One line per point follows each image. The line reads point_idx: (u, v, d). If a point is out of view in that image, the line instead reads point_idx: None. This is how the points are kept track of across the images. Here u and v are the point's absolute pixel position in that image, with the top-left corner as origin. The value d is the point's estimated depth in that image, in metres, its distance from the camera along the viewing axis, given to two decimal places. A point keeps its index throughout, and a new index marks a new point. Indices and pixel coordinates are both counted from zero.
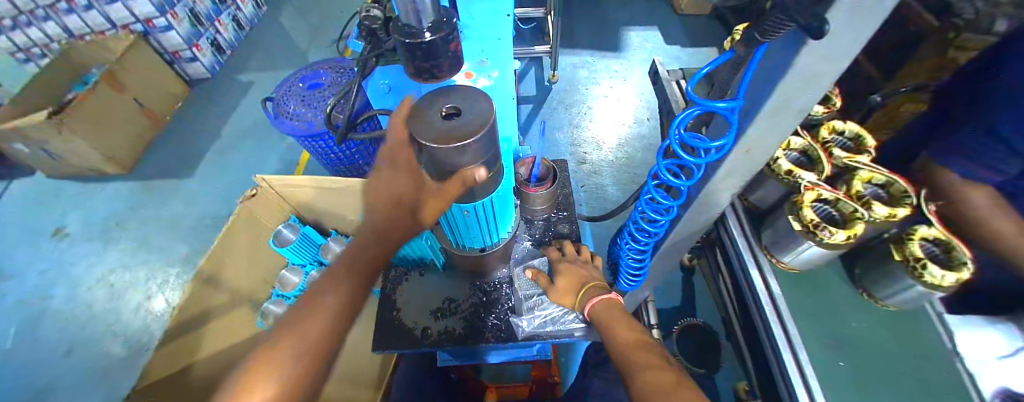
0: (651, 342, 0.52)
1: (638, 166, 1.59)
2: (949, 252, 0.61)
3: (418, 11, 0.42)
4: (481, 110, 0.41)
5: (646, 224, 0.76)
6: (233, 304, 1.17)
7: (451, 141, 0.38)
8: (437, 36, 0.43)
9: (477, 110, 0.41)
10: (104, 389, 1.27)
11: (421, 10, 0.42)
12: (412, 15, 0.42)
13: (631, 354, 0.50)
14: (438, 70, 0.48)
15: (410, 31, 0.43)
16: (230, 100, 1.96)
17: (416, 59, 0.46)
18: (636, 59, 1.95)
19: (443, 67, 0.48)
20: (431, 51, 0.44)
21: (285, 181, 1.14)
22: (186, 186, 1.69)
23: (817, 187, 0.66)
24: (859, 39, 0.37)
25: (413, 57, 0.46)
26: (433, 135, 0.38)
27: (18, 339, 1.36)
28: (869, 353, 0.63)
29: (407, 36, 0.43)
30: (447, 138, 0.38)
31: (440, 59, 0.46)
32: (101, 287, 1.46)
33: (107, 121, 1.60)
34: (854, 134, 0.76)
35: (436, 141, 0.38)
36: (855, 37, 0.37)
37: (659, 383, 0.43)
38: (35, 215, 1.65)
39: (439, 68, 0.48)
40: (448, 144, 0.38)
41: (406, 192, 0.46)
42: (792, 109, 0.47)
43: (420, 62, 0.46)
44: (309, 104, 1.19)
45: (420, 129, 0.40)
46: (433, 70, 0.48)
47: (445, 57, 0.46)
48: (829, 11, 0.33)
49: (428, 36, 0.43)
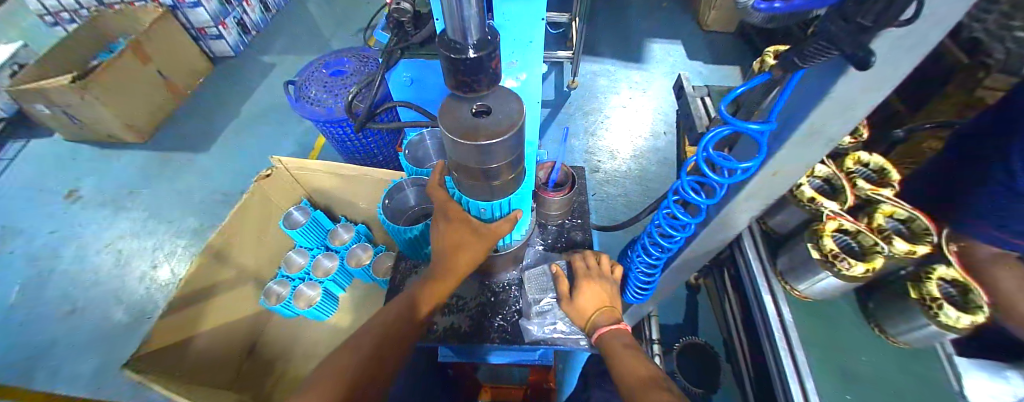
0: (660, 380, 0.51)
1: (652, 179, 1.58)
2: (966, 294, 0.60)
3: (465, 25, 0.38)
4: (512, 109, 0.42)
5: (661, 238, 0.75)
6: (238, 281, 1.18)
7: (473, 137, 0.39)
8: (481, 53, 0.39)
9: (507, 110, 0.42)
10: (102, 353, 1.28)
11: (469, 25, 0.38)
12: (458, 29, 0.38)
13: (638, 391, 0.50)
14: (472, 89, 0.42)
15: (455, 46, 0.39)
16: (251, 80, 1.99)
17: (454, 72, 0.40)
18: (658, 71, 1.94)
19: (481, 85, 0.42)
20: (473, 67, 0.39)
21: (301, 164, 1.15)
22: (202, 161, 1.72)
23: (839, 217, 0.65)
24: (899, 69, 0.37)
25: (451, 72, 0.41)
26: (459, 128, 0.40)
27: (25, 295, 1.39)
28: (877, 390, 0.62)
29: (450, 50, 0.39)
30: (470, 133, 0.39)
31: (480, 76, 0.40)
32: (109, 252, 1.48)
33: (129, 90, 1.63)
34: (879, 167, 0.75)
35: (460, 134, 0.39)
36: (899, 67, 0.36)
37: None
38: (50, 176, 1.68)
39: (476, 86, 0.42)
40: (469, 140, 0.39)
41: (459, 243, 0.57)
42: (823, 136, 0.46)
43: (457, 76, 0.41)
44: (330, 90, 1.20)
45: (448, 120, 0.41)
46: (468, 86, 0.42)
47: (486, 74, 0.41)
48: (876, 40, 0.33)
49: (472, 52, 0.38)
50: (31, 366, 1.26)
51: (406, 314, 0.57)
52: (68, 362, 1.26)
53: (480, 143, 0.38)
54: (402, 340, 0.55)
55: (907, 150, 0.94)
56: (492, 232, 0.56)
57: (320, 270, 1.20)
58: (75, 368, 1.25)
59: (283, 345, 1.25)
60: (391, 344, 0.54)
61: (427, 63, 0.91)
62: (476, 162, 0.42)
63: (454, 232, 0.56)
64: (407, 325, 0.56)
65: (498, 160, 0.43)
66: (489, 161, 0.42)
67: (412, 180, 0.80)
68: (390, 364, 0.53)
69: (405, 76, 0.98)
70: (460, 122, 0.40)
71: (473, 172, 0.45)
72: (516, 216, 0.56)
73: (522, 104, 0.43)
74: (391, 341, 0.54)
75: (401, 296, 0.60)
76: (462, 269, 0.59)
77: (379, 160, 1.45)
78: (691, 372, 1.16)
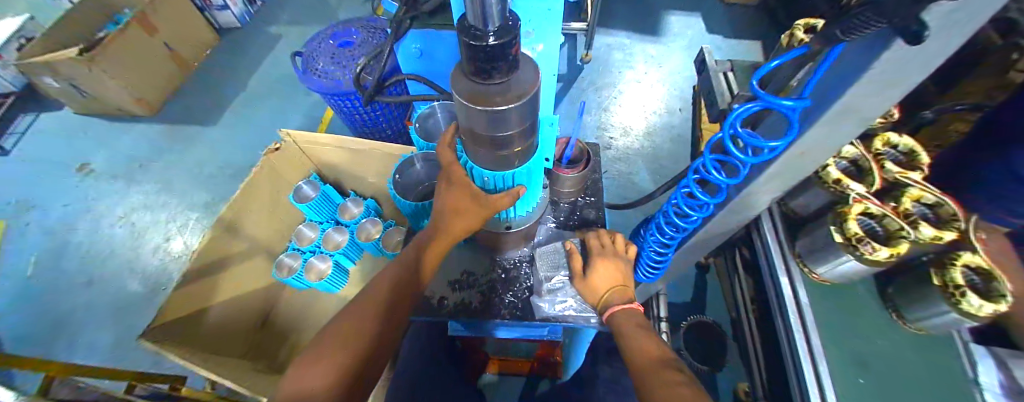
0: (671, 359, 0.51)
1: (665, 158, 1.54)
2: (990, 281, 0.57)
3: (486, 10, 0.32)
4: (526, 78, 0.40)
5: (678, 219, 0.73)
6: (251, 252, 1.19)
7: (486, 102, 0.37)
8: (503, 41, 0.33)
9: (521, 78, 0.40)
10: (121, 322, 1.33)
11: (490, 9, 0.32)
12: (478, 13, 0.33)
13: (649, 370, 0.50)
14: (490, 77, 0.37)
15: (473, 31, 0.34)
16: (257, 52, 1.95)
17: (472, 59, 0.36)
18: (676, 46, 1.86)
19: (500, 73, 0.37)
20: (492, 56, 0.34)
21: (310, 138, 1.13)
22: (210, 134, 1.71)
23: (865, 200, 0.62)
24: (947, 46, 0.33)
25: (468, 56, 0.36)
26: (469, 92, 0.38)
27: (46, 265, 1.43)
28: (893, 374, 0.61)
29: (468, 36, 0.34)
30: (481, 98, 0.38)
31: (499, 64, 0.36)
32: (122, 224, 1.51)
33: (135, 62, 1.62)
34: (909, 149, 0.72)
35: (471, 99, 0.38)
36: (949, 44, 0.33)
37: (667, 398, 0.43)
38: (63, 149, 1.69)
39: (494, 75, 0.37)
40: (481, 105, 0.37)
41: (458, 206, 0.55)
42: (859, 116, 0.43)
43: (476, 63, 0.36)
44: (338, 62, 1.17)
45: (460, 83, 0.40)
46: (485, 75, 0.37)
47: (506, 61, 0.36)
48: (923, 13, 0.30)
49: (493, 39, 0.33)
50: (55, 334, 1.31)
51: (404, 279, 0.55)
52: (88, 331, 1.31)
53: (496, 109, 0.37)
54: (403, 304, 0.54)
55: None
56: (493, 204, 0.53)
57: (330, 243, 1.19)
58: (97, 336, 1.30)
59: (297, 316, 1.29)
60: (391, 309, 0.52)
61: (440, 35, 0.87)
62: (487, 129, 0.41)
63: (454, 198, 0.55)
64: (403, 291, 0.54)
65: (511, 127, 0.41)
66: (501, 128, 0.41)
67: (423, 155, 0.77)
68: (394, 330, 0.52)
69: (414, 47, 0.94)
70: (471, 91, 0.38)
71: (484, 140, 0.44)
72: (520, 190, 0.53)
73: (539, 73, 0.41)
74: (392, 307, 0.52)
75: (391, 263, 0.58)
76: (458, 232, 0.58)
77: (387, 134, 1.42)
78: (698, 350, 1.17)
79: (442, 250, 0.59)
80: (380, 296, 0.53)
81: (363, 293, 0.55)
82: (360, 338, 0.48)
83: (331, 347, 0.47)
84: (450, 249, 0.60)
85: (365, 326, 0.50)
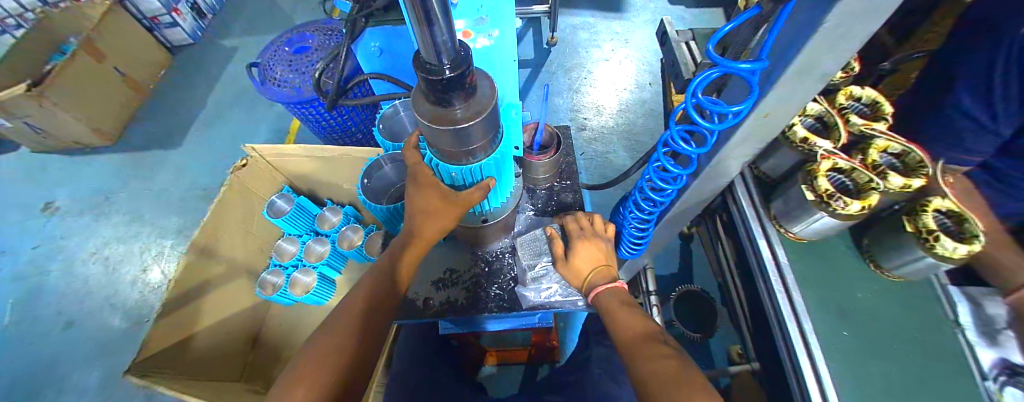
0: (659, 333, 0.51)
1: (639, 133, 1.55)
2: (961, 223, 0.59)
3: (437, 47, 0.32)
4: (484, 94, 0.41)
5: (653, 193, 0.74)
6: (231, 274, 1.16)
7: (449, 121, 0.39)
8: (459, 72, 0.34)
9: (479, 94, 0.40)
10: (108, 361, 1.28)
11: (442, 46, 0.31)
12: (429, 49, 0.32)
13: (637, 347, 0.49)
14: (450, 104, 0.38)
15: (428, 67, 0.34)
16: (215, 67, 1.86)
17: (430, 91, 0.36)
18: (640, 20, 1.84)
19: (458, 101, 0.38)
20: (450, 87, 0.35)
21: (276, 150, 1.08)
22: (176, 157, 1.64)
23: (833, 156, 0.63)
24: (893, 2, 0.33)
25: (426, 88, 0.36)
26: (427, 111, 0.39)
27: (18, 314, 1.36)
28: (873, 321, 0.63)
29: (423, 71, 0.34)
30: (442, 116, 0.39)
31: (456, 93, 0.36)
32: (95, 260, 1.44)
33: (90, 92, 1.52)
34: (871, 100, 0.73)
35: (433, 120, 0.38)
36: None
37: (661, 372, 0.44)
38: (21, 191, 1.60)
39: (453, 102, 0.38)
40: (445, 124, 0.38)
41: (430, 207, 0.54)
42: (817, 72, 0.43)
43: (434, 94, 0.36)
44: (296, 69, 1.12)
45: (420, 105, 0.40)
46: (445, 103, 0.38)
47: (463, 89, 0.36)
48: None
49: (449, 73, 0.33)
50: (40, 382, 1.26)
51: (384, 286, 0.54)
52: (74, 375, 1.26)
53: (459, 125, 0.38)
54: (383, 311, 0.53)
55: (895, 81, 0.91)
56: (463, 199, 0.52)
57: (312, 255, 1.18)
58: (83, 379, 1.26)
59: (285, 332, 1.27)
60: (373, 317, 0.51)
61: (396, 30, 0.85)
62: (454, 143, 0.42)
63: (423, 198, 0.53)
64: (385, 298, 0.54)
65: (476, 139, 0.43)
66: (468, 141, 0.42)
67: (390, 157, 0.75)
68: (375, 339, 0.51)
69: (373, 46, 0.91)
70: (431, 109, 0.39)
71: (449, 148, 0.44)
72: (489, 183, 0.52)
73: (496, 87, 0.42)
74: (373, 315, 0.52)
75: (369, 270, 0.57)
76: (433, 232, 0.57)
77: (357, 138, 1.40)
78: (688, 318, 1.19)
79: (420, 253, 0.59)
80: (361, 305, 0.52)
81: (342, 303, 0.53)
82: (343, 351, 0.47)
83: (310, 365, 0.45)
84: (428, 251, 0.60)
85: (346, 338, 0.48)
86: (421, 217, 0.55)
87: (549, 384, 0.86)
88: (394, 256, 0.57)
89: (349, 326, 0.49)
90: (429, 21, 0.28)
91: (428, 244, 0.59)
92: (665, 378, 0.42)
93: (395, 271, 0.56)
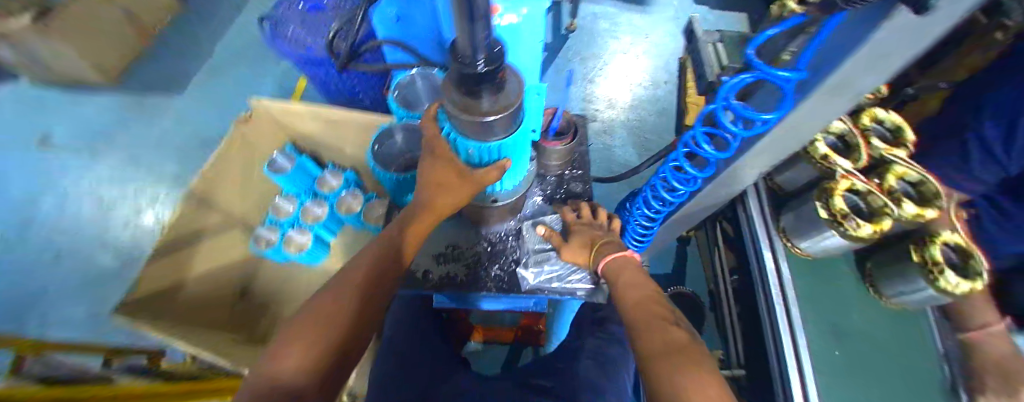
0: (661, 299, 0.50)
1: (649, 131, 1.53)
2: (966, 259, 0.59)
3: (474, 43, 0.30)
4: (512, 86, 0.40)
5: (665, 192, 0.73)
6: (224, 226, 1.15)
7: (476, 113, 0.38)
8: (492, 67, 0.33)
9: (508, 88, 0.40)
10: (96, 299, 1.28)
11: (478, 43, 0.30)
12: (466, 44, 0.31)
13: (636, 314, 0.48)
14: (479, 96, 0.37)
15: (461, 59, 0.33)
16: (224, 15, 1.80)
17: (462, 81, 0.35)
18: (663, 16, 1.80)
19: (487, 94, 0.37)
20: (481, 80, 0.34)
21: (283, 108, 1.06)
22: (178, 103, 1.61)
23: (852, 176, 0.62)
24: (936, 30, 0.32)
25: (458, 78, 0.35)
26: (457, 99, 0.39)
27: (7, 244, 1.35)
28: (863, 344, 0.64)
29: (457, 63, 0.33)
30: (470, 107, 0.38)
31: (488, 85, 0.35)
32: (88, 198, 1.42)
33: (96, 28, 1.46)
34: (895, 125, 0.72)
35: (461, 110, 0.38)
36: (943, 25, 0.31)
37: (667, 339, 0.41)
38: (16, 121, 1.56)
39: (482, 95, 0.37)
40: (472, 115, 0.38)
41: (444, 183, 0.53)
42: (854, 90, 0.42)
43: (464, 85, 0.36)
44: (308, 27, 1.08)
45: (449, 90, 0.40)
46: (474, 95, 0.37)
47: (493, 84, 0.36)
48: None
49: (483, 67, 0.33)
50: (23, 312, 1.26)
51: (388, 257, 0.53)
52: (60, 309, 1.26)
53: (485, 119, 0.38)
54: (384, 282, 0.52)
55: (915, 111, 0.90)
56: (478, 177, 0.51)
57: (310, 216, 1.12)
58: (69, 314, 1.26)
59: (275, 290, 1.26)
60: (374, 288, 0.51)
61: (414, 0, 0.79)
62: (478, 130, 0.42)
63: (438, 171, 0.52)
64: (387, 268, 0.53)
65: (500, 129, 0.43)
66: (491, 130, 0.42)
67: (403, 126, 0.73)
68: (375, 308, 0.50)
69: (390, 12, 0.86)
70: (457, 96, 0.38)
71: (472, 131, 0.43)
72: (504, 164, 0.50)
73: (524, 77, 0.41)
74: (375, 286, 0.51)
75: (373, 238, 0.56)
76: (441, 207, 0.56)
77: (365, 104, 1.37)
78: None
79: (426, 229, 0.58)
80: (363, 273, 0.51)
81: (343, 269, 0.52)
82: (343, 316, 0.46)
83: (310, 324, 0.44)
84: (435, 226, 0.59)
85: (348, 304, 0.47)
86: (433, 190, 0.53)
87: (532, 368, 0.87)
88: (398, 230, 0.56)
89: (353, 291, 0.48)
90: (472, 20, 0.27)
91: (435, 219, 0.58)
92: (668, 349, 0.39)
93: (399, 243, 0.55)
